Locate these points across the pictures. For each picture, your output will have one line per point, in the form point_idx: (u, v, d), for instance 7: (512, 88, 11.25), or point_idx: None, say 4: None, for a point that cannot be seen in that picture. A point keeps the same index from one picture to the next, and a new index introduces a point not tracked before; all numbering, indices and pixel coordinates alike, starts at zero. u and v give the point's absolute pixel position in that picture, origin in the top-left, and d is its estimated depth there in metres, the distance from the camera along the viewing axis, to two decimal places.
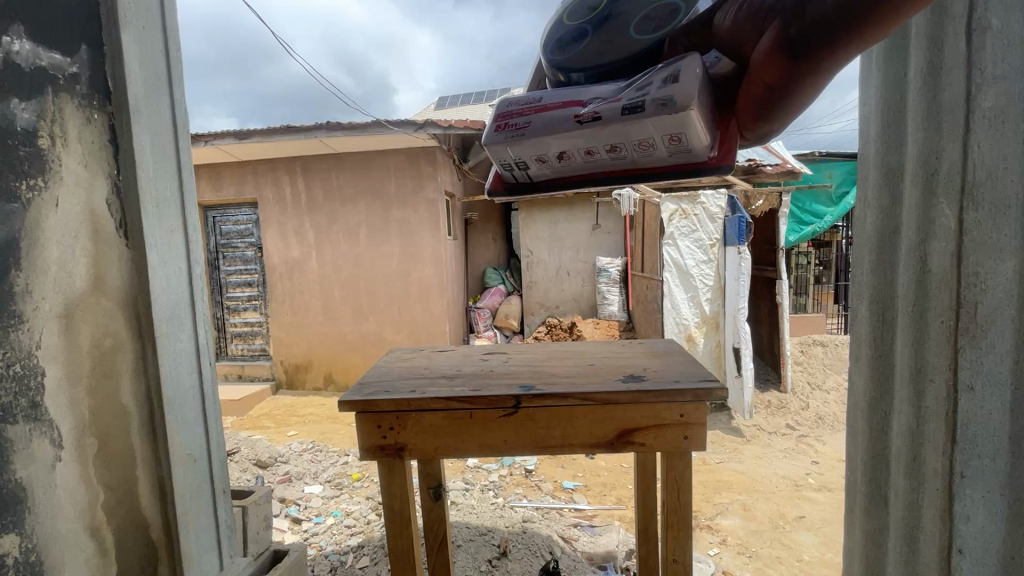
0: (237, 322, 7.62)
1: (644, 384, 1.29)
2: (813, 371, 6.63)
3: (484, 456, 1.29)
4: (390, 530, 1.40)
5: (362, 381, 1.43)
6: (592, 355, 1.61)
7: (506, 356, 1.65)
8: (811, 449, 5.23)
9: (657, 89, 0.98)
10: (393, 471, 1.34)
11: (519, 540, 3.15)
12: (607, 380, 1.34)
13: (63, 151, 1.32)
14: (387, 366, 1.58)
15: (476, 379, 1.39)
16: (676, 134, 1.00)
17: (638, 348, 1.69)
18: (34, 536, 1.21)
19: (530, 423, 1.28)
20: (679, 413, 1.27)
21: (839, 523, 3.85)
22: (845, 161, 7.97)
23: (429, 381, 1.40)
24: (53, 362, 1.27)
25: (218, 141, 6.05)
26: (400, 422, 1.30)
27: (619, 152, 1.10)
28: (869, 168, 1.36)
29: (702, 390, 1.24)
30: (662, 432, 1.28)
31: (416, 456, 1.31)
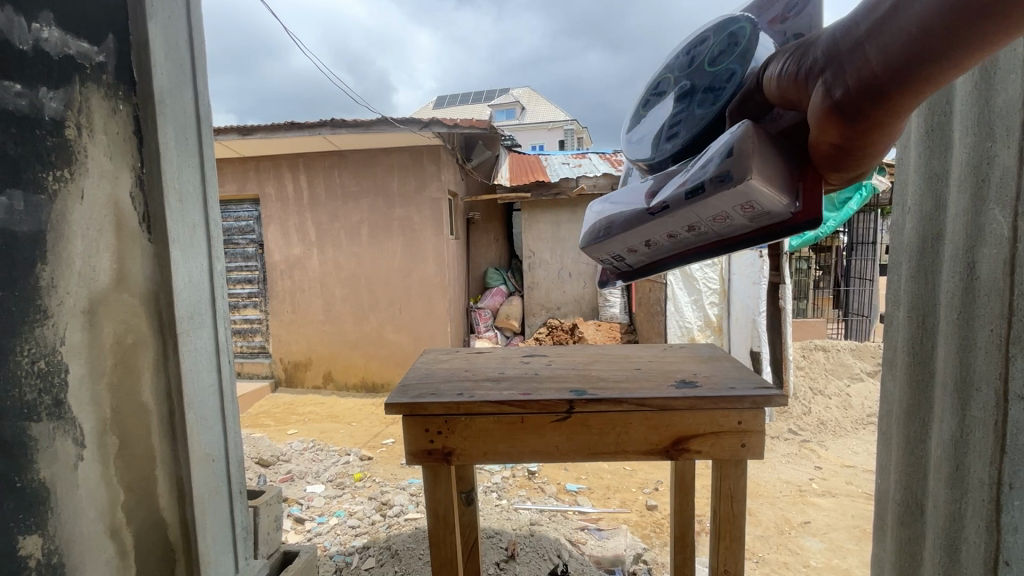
0: (237, 319, 7.57)
1: (699, 390, 1.25)
2: (814, 376, 6.62)
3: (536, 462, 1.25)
4: (432, 535, 1.34)
5: (404, 383, 1.40)
6: (637, 359, 1.58)
7: (549, 358, 1.62)
8: (814, 454, 5.23)
9: (714, 164, 0.84)
10: (438, 476, 1.31)
11: (528, 543, 3.12)
12: (662, 385, 1.29)
13: (89, 142, 1.28)
14: (427, 367, 1.55)
15: (524, 383, 1.35)
16: (746, 205, 0.84)
17: (683, 352, 1.66)
18: (56, 538, 1.17)
19: (584, 428, 1.24)
20: (738, 420, 1.23)
21: (845, 529, 3.84)
22: None
23: (474, 384, 1.36)
24: (77, 360, 1.23)
25: (221, 137, 6.00)
26: (448, 426, 1.27)
27: (701, 231, 0.96)
28: (908, 175, 1.35)
29: (761, 397, 1.19)
30: (719, 439, 1.24)
31: (464, 461, 1.27)
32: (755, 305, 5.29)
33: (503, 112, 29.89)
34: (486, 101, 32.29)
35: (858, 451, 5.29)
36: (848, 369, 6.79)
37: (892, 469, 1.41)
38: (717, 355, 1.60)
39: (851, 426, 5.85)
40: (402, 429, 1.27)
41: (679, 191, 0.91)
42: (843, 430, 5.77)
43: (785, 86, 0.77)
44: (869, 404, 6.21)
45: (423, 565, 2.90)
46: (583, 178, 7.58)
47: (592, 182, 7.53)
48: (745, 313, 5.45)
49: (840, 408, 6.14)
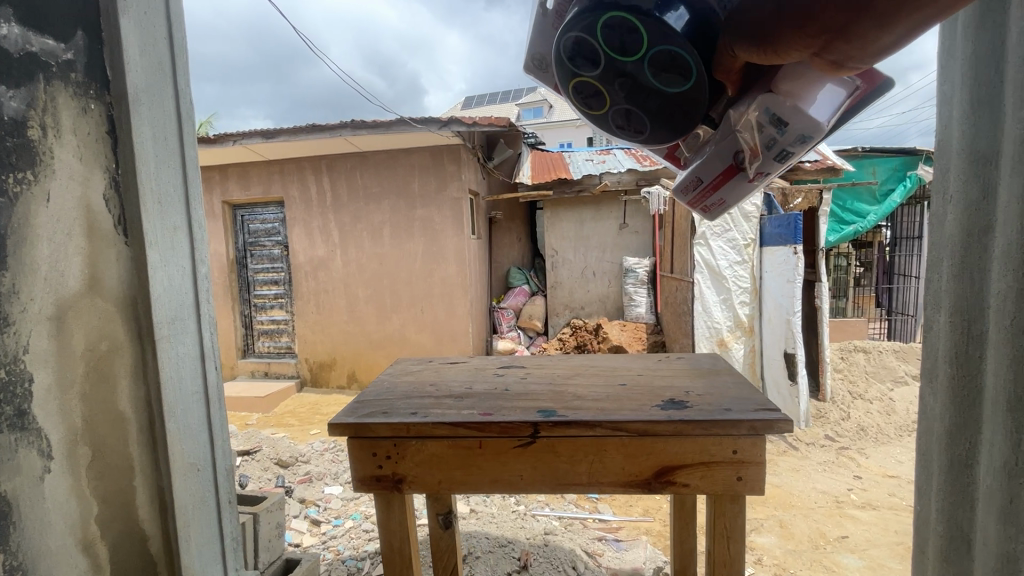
0: (264, 320, 7.72)
1: (691, 414, 1.23)
2: (854, 380, 6.24)
3: (496, 490, 1.26)
4: (387, 565, 1.44)
5: (359, 399, 1.44)
6: (625, 373, 1.59)
7: (524, 371, 1.65)
8: (853, 463, 4.92)
9: (779, 132, 1.06)
10: (391, 506, 1.40)
11: (542, 554, 2.98)
12: (647, 407, 1.28)
13: (56, 142, 1.24)
14: (390, 380, 1.61)
15: (488, 403, 1.36)
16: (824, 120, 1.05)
17: (676, 365, 1.65)
18: (20, 554, 1.12)
19: (551, 452, 1.24)
20: (733, 450, 1.21)
21: (887, 545, 3.56)
22: (890, 157, 7.51)
23: (432, 403, 1.38)
24: (43, 368, 1.19)
25: (246, 140, 6.09)
26: (398, 451, 1.29)
27: None
28: (948, 157, 1.17)
29: (761, 423, 1.17)
30: (709, 469, 1.22)
31: (412, 488, 1.30)
32: (790, 305, 5.02)
33: (530, 111, 29.70)
34: (512, 100, 32.19)
35: (902, 460, 4.94)
36: (892, 372, 6.38)
37: (931, 498, 1.23)
38: (718, 367, 1.61)
39: (895, 433, 5.48)
40: (352, 452, 1.30)
41: (761, 158, 1.11)
42: (885, 437, 5.41)
43: (756, 52, 0.85)
44: (914, 409, 5.81)
45: (432, 573, 2.81)
46: (607, 175, 7.38)
47: (616, 178, 7.33)
48: (778, 313, 5.18)
49: (882, 413, 5.76)
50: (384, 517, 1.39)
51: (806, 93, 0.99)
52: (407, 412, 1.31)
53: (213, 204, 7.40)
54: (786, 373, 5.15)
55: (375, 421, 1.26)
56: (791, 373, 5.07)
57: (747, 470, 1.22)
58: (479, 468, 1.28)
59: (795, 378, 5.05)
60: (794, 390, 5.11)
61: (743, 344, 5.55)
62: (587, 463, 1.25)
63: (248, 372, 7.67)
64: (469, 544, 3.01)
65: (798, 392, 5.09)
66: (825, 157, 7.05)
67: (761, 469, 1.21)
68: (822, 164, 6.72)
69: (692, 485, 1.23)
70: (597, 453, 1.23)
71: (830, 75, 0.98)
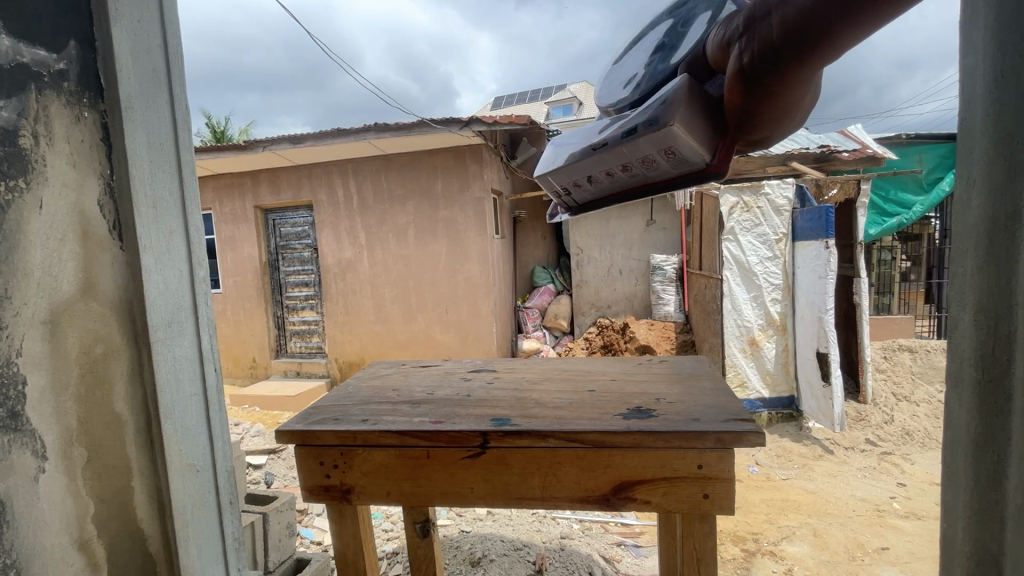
0: (296, 321, 7.93)
1: (653, 425, 1.24)
2: (898, 381, 5.88)
3: (446, 501, 1.34)
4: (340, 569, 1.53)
5: (316, 406, 1.54)
6: (597, 379, 1.64)
7: (491, 376, 1.75)
8: (896, 469, 4.63)
9: (652, 113, 1.33)
10: (343, 516, 1.48)
11: (557, 558, 2.91)
12: (608, 417, 1.31)
13: (49, 150, 1.27)
14: (356, 384, 1.76)
15: (442, 411, 1.43)
16: (670, 147, 1.33)
17: (656, 369, 1.73)
18: (14, 552, 1.16)
19: (499, 463, 1.29)
20: (699, 464, 1.21)
21: (932, 559, 3.32)
22: (938, 143, 7.09)
23: (387, 410, 1.46)
24: (37, 371, 1.22)
25: (274, 146, 6.26)
26: (345, 460, 1.38)
27: (630, 170, 1.50)
28: (974, 127, 0.95)
29: (727, 435, 1.17)
30: (670, 485, 1.23)
31: (357, 495, 1.38)
32: (823, 302, 4.76)
33: (559, 109, 29.49)
34: (540, 98, 32.06)
35: None
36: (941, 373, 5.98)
37: (955, 512, 1.06)
38: (698, 373, 1.65)
39: None
40: (302, 460, 1.41)
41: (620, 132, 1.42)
42: (933, 442, 5.08)
43: (720, 53, 1.25)
44: None
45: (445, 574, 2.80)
46: None
47: None
48: (811, 311, 4.94)
49: (930, 416, 5.41)
50: (337, 526, 1.48)
51: (687, 107, 1.29)
52: (356, 420, 1.39)
53: (246, 209, 7.64)
54: (819, 373, 4.90)
55: (321, 430, 1.36)
56: (825, 373, 4.80)
57: (715, 486, 1.21)
58: (428, 479, 1.34)
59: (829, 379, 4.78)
60: (826, 392, 4.83)
61: (775, 343, 5.32)
62: (541, 476, 1.28)
63: (281, 372, 7.88)
64: (483, 547, 2.96)
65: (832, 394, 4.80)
66: (866, 146, 6.68)
67: (729, 485, 1.21)
68: (862, 153, 6.37)
69: (653, 501, 1.25)
70: (551, 464, 1.27)
71: (710, 140, 1.34)
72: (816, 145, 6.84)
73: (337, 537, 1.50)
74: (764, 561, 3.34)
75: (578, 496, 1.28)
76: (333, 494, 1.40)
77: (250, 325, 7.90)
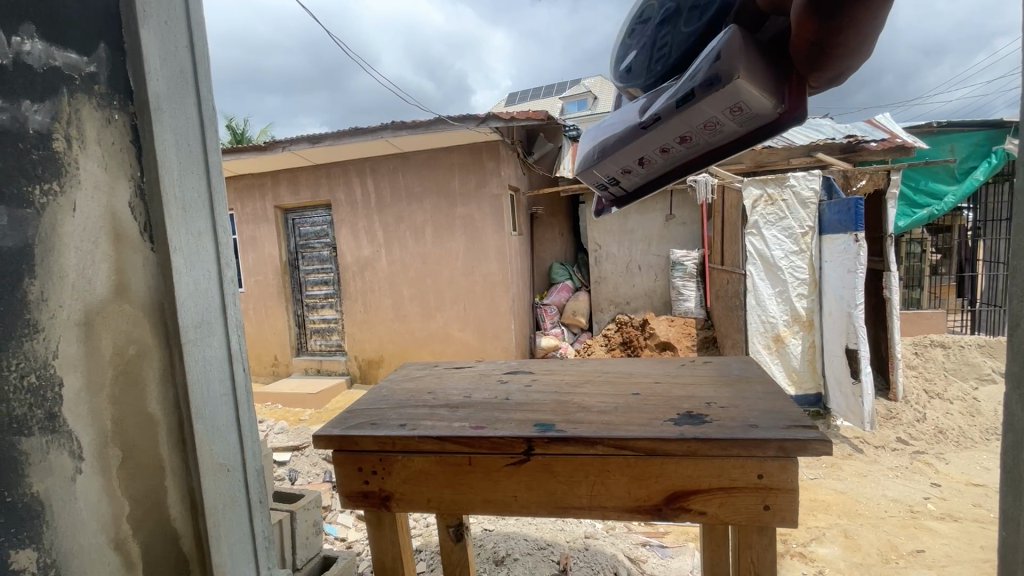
0: (316, 319, 8.01)
1: (708, 432, 1.20)
2: (930, 378, 5.69)
3: (486, 510, 1.32)
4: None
5: (351, 410, 1.53)
6: (639, 382, 1.60)
7: (529, 378, 1.72)
8: (930, 468, 4.49)
9: (703, 72, 1.13)
10: (382, 523, 1.47)
11: (581, 557, 2.88)
12: (657, 422, 1.27)
13: (81, 153, 1.28)
14: (388, 387, 1.74)
15: (482, 415, 1.40)
16: (736, 103, 1.15)
17: (703, 372, 1.66)
18: (53, 551, 1.17)
19: (544, 469, 1.27)
20: (759, 474, 1.17)
21: (970, 562, 3.20)
22: (972, 131, 6.81)
23: (424, 415, 1.44)
24: (73, 373, 1.23)
25: (294, 147, 6.32)
26: (384, 467, 1.37)
27: (689, 140, 1.29)
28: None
29: (790, 444, 1.12)
30: (725, 496, 1.19)
31: (395, 500, 1.38)
32: (852, 298, 4.64)
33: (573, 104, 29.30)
34: (555, 93, 31.88)
35: (989, 467, 4.45)
36: (977, 369, 5.78)
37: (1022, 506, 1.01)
38: (748, 376, 1.59)
39: (980, 437, 4.96)
40: (340, 466, 1.40)
41: (661, 109, 1.21)
42: (969, 441, 4.92)
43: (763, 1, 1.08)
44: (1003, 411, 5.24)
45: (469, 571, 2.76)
46: None
47: None
48: (838, 307, 4.81)
49: (964, 415, 5.23)
50: (376, 534, 1.47)
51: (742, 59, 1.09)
52: (394, 426, 1.38)
53: (266, 209, 7.74)
54: (848, 370, 4.77)
55: (359, 436, 1.35)
56: (854, 370, 4.68)
57: (777, 497, 1.17)
58: (471, 486, 1.32)
59: (858, 376, 4.66)
60: (855, 390, 4.71)
61: (801, 339, 5.19)
62: (589, 484, 1.25)
63: (302, 369, 7.97)
64: (506, 546, 2.94)
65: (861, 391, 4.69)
66: (895, 135, 6.47)
67: (791, 497, 1.16)
68: (890, 143, 6.17)
69: (709, 513, 1.21)
70: (599, 473, 1.24)
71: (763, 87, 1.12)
72: (841, 136, 6.65)
73: (375, 542, 1.50)
74: (793, 563, 3.26)
75: (628, 506, 1.25)
76: (372, 500, 1.39)
77: (271, 323, 8.01)
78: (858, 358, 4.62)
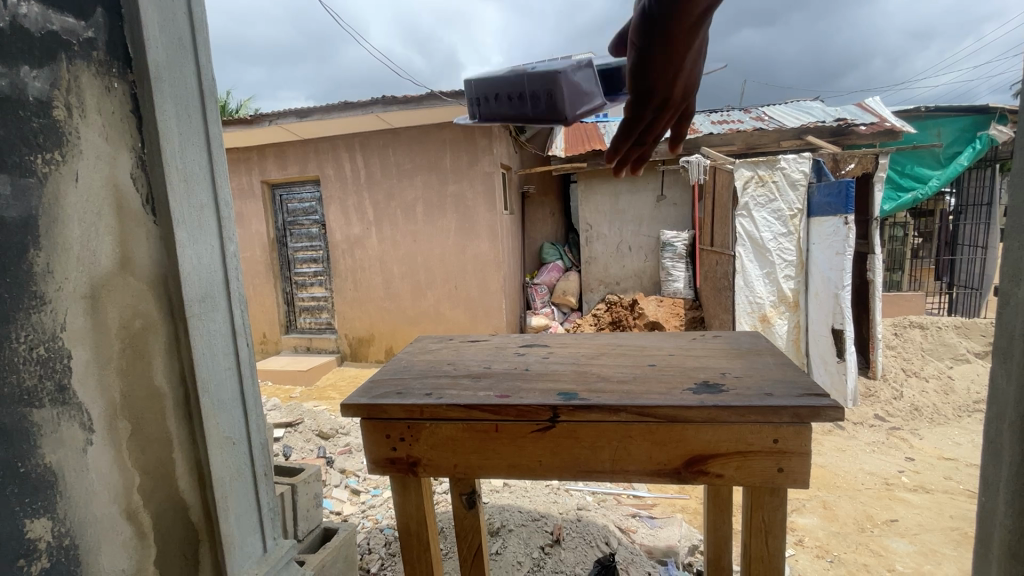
0: (305, 297, 7.94)
1: (727, 399, 1.25)
2: (908, 357, 5.87)
3: (511, 475, 1.37)
4: (403, 541, 1.57)
5: (373, 381, 1.56)
6: (655, 353, 1.65)
7: (545, 351, 1.75)
8: (905, 443, 4.68)
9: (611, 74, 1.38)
10: (407, 490, 1.51)
11: (574, 528, 2.97)
12: (678, 391, 1.32)
13: (81, 122, 1.24)
14: (407, 359, 1.78)
15: (503, 385, 1.44)
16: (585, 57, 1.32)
17: (718, 344, 1.72)
18: (67, 520, 1.18)
19: (567, 435, 1.31)
20: (774, 438, 1.22)
21: (939, 530, 3.37)
22: (958, 116, 6.90)
23: (446, 386, 1.48)
24: (81, 345, 1.22)
25: (281, 120, 6.16)
26: (411, 434, 1.41)
27: None
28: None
29: (804, 410, 1.18)
30: (745, 461, 1.25)
31: (422, 466, 1.42)
32: (840, 279, 4.73)
33: None
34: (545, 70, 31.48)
35: (960, 442, 4.66)
36: (952, 350, 5.99)
37: (997, 487, 0.95)
38: (757, 348, 1.65)
39: (953, 414, 5.19)
40: (368, 434, 1.43)
41: None
42: (941, 418, 5.13)
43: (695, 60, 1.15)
44: (975, 389, 5.45)
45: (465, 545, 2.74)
46: None
47: (653, 148, 7.04)
48: (825, 288, 4.91)
49: (939, 392, 5.44)
50: (402, 500, 1.51)
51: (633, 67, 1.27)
52: (421, 394, 1.41)
53: (253, 184, 7.58)
54: (834, 350, 4.89)
55: (387, 403, 1.38)
56: (840, 349, 4.81)
57: (790, 460, 1.23)
58: (496, 451, 1.36)
59: (844, 355, 4.79)
60: (840, 368, 4.85)
61: (786, 320, 5.30)
62: (612, 449, 1.30)
63: (292, 347, 7.94)
64: (502, 517, 3.02)
65: (845, 369, 4.84)
66: (884, 119, 6.53)
67: (805, 459, 1.22)
68: (879, 126, 6.24)
69: (726, 475, 1.27)
70: (622, 439, 1.29)
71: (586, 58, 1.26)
72: (832, 118, 6.70)
73: (401, 508, 1.54)
74: None
75: (649, 469, 1.30)
76: (400, 466, 1.43)
77: (259, 300, 7.93)
78: (844, 337, 4.75)
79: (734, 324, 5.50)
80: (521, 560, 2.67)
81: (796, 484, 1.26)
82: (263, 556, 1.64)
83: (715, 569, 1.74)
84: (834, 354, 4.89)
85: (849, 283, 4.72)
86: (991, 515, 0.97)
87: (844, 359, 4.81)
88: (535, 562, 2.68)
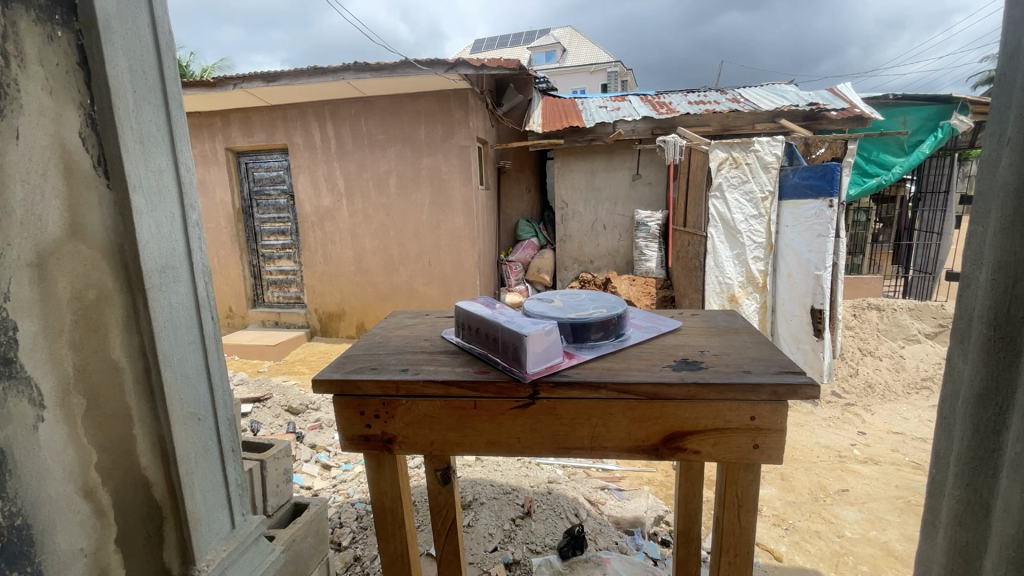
0: (272, 270, 7.71)
1: (704, 377, 1.27)
2: (864, 337, 6.15)
3: (491, 451, 1.37)
4: (378, 519, 1.57)
5: (345, 356, 1.52)
6: (637, 327, 1.68)
7: None
8: (858, 418, 4.95)
9: None
10: (382, 465, 1.50)
11: (544, 500, 3.02)
12: (659, 368, 1.34)
13: (22, 73, 1.12)
14: (383, 334, 1.75)
15: (480, 362, 1.42)
16: None
17: (697, 322, 1.75)
18: (18, 500, 1.10)
19: (545, 411, 1.32)
20: (751, 416, 1.25)
21: (887, 499, 3.58)
22: (923, 105, 7.08)
23: (424, 362, 1.46)
24: (27, 316, 1.12)
25: (246, 84, 5.87)
26: (387, 413, 1.39)
27: None
28: (1018, 73, 0.84)
29: (781, 389, 1.20)
30: (723, 438, 1.28)
31: (396, 443, 1.41)
32: (820, 260, 4.84)
33: (542, 56, 28.57)
34: (523, 44, 30.80)
35: (907, 417, 4.96)
36: (905, 331, 6.28)
37: (949, 463, 0.98)
38: (734, 326, 1.68)
39: (902, 391, 5.49)
40: (339, 410, 1.41)
41: None
42: (892, 394, 5.42)
43: None
44: (924, 367, 5.75)
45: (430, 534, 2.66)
46: (621, 122, 7.04)
47: (631, 126, 7.00)
48: (803, 269, 5.03)
49: (891, 370, 5.72)
50: (376, 477, 1.50)
51: None
52: (397, 370, 1.39)
53: (216, 150, 7.24)
54: (811, 328, 5.02)
55: (362, 380, 1.35)
56: (817, 327, 4.95)
57: (766, 437, 1.26)
58: (474, 428, 1.36)
59: (821, 333, 4.92)
60: (817, 345, 4.97)
61: (754, 300, 5.46)
62: (591, 426, 1.31)
63: (259, 321, 7.74)
64: (473, 491, 3.06)
65: (821, 346, 4.96)
66: (853, 105, 6.68)
67: (780, 436, 1.25)
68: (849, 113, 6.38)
69: (702, 451, 1.30)
70: (602, 415, 1.30)
71: None
72: (806, 103, 6.83)
73: (375, 483, 1.53)
74: None
75: (627, 445, 1.32)
76: (373, 443, 1.41)
77: (224, 273, 7.67)
78: (821, 317, 4.90)
79: (704, 304, 5.65)
80: (492, 532, 2.72)
81: (770, 461, 1.30)
82: (231, 532, 1.60)
83: (683, 542, 1.78)
84: (811, 332, 5.01)
85: (829, 264, 4.84)
86: (940, 490, 1.00)
87: (821, 337, 4.94)
88: (506, 533, 2.74)
